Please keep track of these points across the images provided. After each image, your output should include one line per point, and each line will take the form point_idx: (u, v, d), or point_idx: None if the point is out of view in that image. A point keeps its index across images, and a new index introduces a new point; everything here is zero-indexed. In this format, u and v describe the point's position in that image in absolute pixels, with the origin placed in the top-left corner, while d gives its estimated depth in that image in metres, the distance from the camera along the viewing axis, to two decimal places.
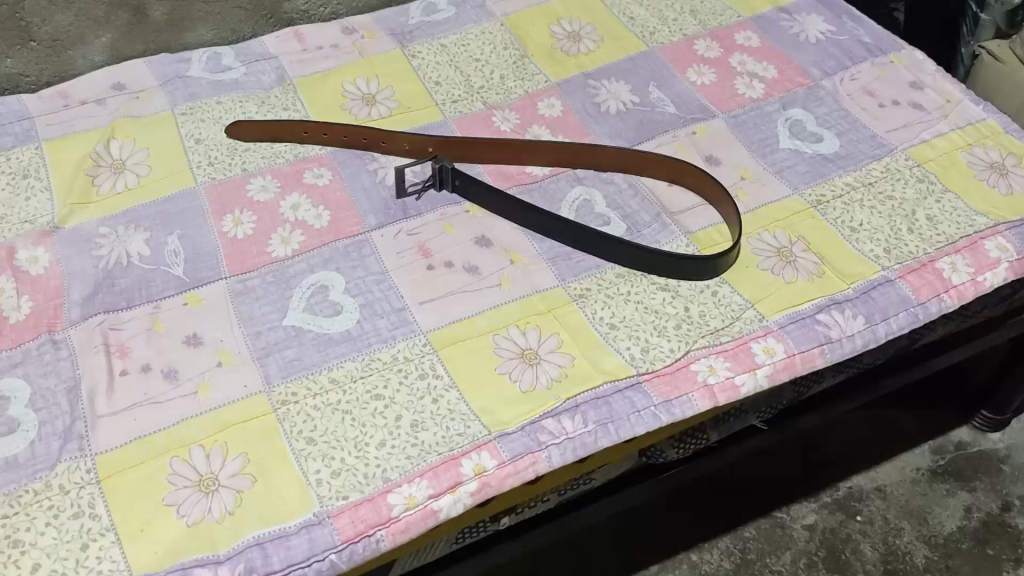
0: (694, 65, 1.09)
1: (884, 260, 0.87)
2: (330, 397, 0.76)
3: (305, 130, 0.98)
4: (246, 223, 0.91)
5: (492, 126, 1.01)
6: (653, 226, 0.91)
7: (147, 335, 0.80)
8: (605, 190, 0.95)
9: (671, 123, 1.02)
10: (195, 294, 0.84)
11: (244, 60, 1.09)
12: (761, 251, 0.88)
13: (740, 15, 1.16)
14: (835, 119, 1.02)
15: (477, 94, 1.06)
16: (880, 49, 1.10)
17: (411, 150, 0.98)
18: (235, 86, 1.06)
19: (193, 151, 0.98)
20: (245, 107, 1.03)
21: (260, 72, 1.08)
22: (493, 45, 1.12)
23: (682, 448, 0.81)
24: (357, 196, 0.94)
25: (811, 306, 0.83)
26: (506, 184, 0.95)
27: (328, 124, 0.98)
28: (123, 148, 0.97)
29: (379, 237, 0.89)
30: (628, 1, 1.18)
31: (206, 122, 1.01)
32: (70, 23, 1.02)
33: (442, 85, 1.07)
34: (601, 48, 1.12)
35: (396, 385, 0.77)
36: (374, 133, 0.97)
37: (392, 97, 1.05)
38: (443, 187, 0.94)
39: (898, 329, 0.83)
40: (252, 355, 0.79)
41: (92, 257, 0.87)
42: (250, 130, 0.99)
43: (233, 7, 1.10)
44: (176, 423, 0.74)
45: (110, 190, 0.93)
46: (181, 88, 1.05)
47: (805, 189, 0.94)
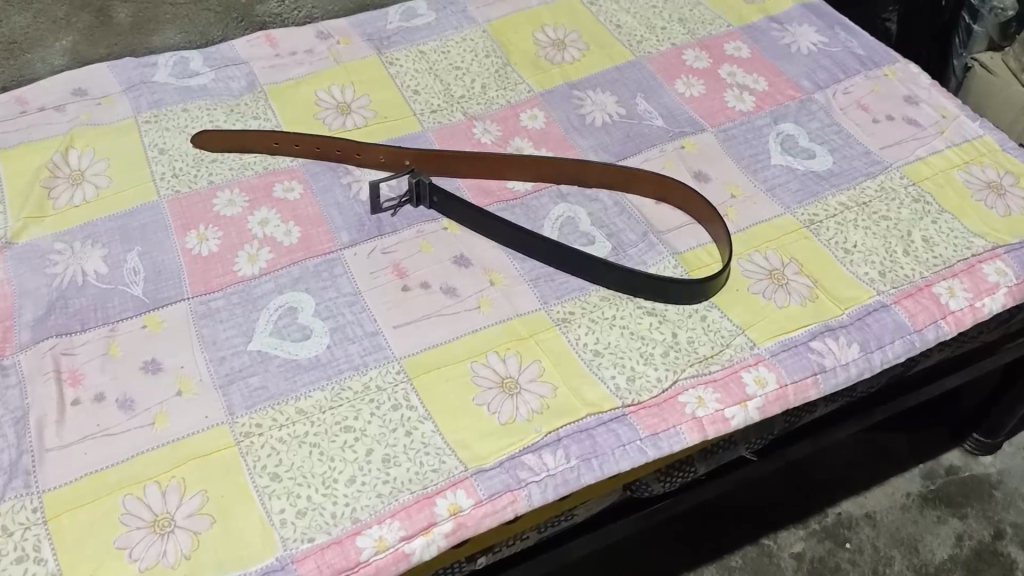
0: (683, 75, 1.05)
1: (879, 284, 0.83)
2: (297, 429, 0.72)
3: (277, 141, 0.94)
4: (210, 240, 0.86)
5: (473, 138, 0.97)
6: (639, 246, 0.87)
7: (102, 361, 0.75)
8: (590, 207, 0.91)
9: (658, 137, 0.98)
10: (155, 316, 0.79)
11: (213, 65, 1.04)
12: (752, 273, 0.84)
13: (730, 24, 1.12)
14: (828, 134, 0.98)
15: (457, 104, 1.02)
16: (874, 61, 1.07)
17: (387, 164, 0.94)
18: (203, 92, 1.01)
19: (157, 162, 0.93)
20: (213, 116, 0.98)
21: (229, 78, 1.03)
22: (474, 52, 1.07)
23: (669, 482, 0.77)
24: (329, 211, 0.89)
25: (804, 333, 0.79)
26: (486, 200, 0.91)
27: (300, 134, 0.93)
28: (82, 158, 0.92)
29: (352, 256, 0.85)
30: (614, 8, 1.14)
31: (171, 131, 0.96)
32: (27, 25, 0.97)
33: (421, 94, 1.02)
34: (586, 57, 1.08)
35: (368, 416, 0.72)
36: (349, 145, 0.93)
37: (367, 106, 1.00)
38: (420, 203, 0.90)
39: (895, 357, 0.79)
40: (215, 382, 0.75)
41: (46, 275, 0.82)
42: (218, 140, 0.94)
43: (201, 9, 1.05)
44: (131, 457, 0.69)
45: (67, 204, 0.88)
46: (146, 94, 1.00)
47: (798, 208, 0.90)
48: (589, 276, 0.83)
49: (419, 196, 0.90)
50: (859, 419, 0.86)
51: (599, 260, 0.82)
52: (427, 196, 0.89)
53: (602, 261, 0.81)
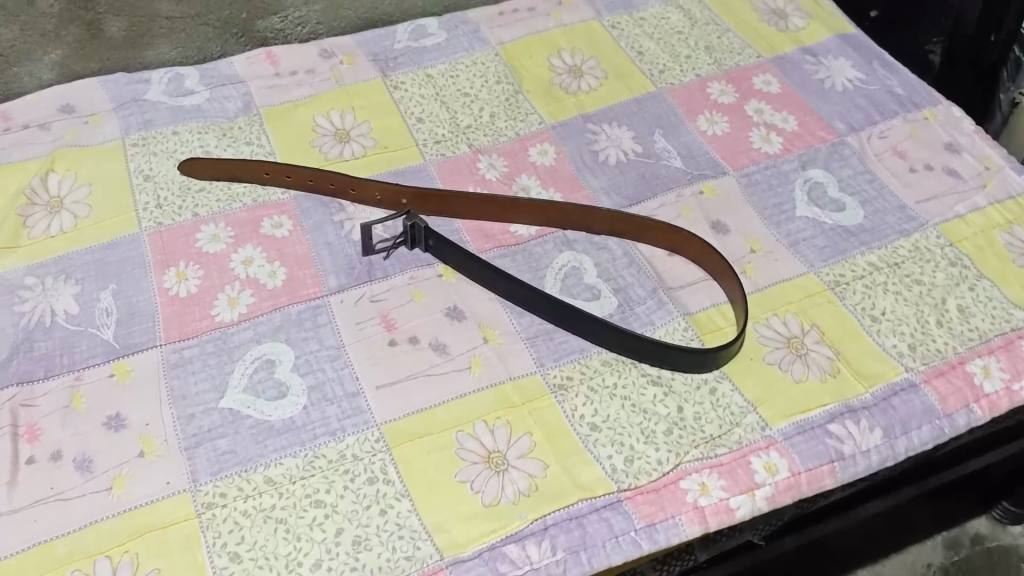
0: (706, 111, 0.98)
1: (907, 359, 0.76)
2: (264, 502, 0.66)
3: (268, 172, 0.89)
4: (190, 279, 0.81)
5: (477, 174, 0.91)
6: (648, 303, 0.80)
7: (63, 414, 0.71)
8: (598, 256, 0.84)
9: (676, 179, 0.92)
10: (123, 364, 0.74)
11: (209, 83, 0.99)
12: (769, 341, 0.77)
13: (760, 55, 1.05)
14: (860, 183, 0.91)
15: (462, 135, 0.96)
16: (914, 102, 0.99)
17: (383, 200, 0.88)
18: (196, 113, 0.96)
19: (141, 190, 0.88)
20: (204, 140, 0.93)
21: (225, 98, 0.98)
22: (485, 77, 1.01)
23: (665, 570, 0.71)
24: (318, 251, 0.84)
25: (823, 413, 0.72)
26: (485, 245, 0.85)
27: (292, 166, 0.88)
28: (63, 183, 0.87)
29: (338, 303, 0.79)
30: (637, 33, 1.07)
31: (158, 156, 0.91)
32: (14, 38, 0.92)
33: (425, 122, 0.96)
34: (603, 87, 1.01)
35: (340, 490, 0.67)
36: (343, 180, 0.87)
37: (367, 134, 0.95)
38: (415, 246, 0.84)
39: (921, 444, 0.72)
40: (181, 444, 0.69)
41: (13, 313, 0.77)
42: (207, 167, 0.89)
43: (199, 24, 0.99)
44: (84, 527, 0.64)
45: (43, 233, 0.83)
46: (136, 113, 0.95)
47: (823, 267, 0.83)
48: (592, 337, 0.77)
49: (414, 238, 0.84)
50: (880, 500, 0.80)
51: (602, 320, 0.75)
52: (422, 238, 0.83)
53: (605, 323, 0.75)
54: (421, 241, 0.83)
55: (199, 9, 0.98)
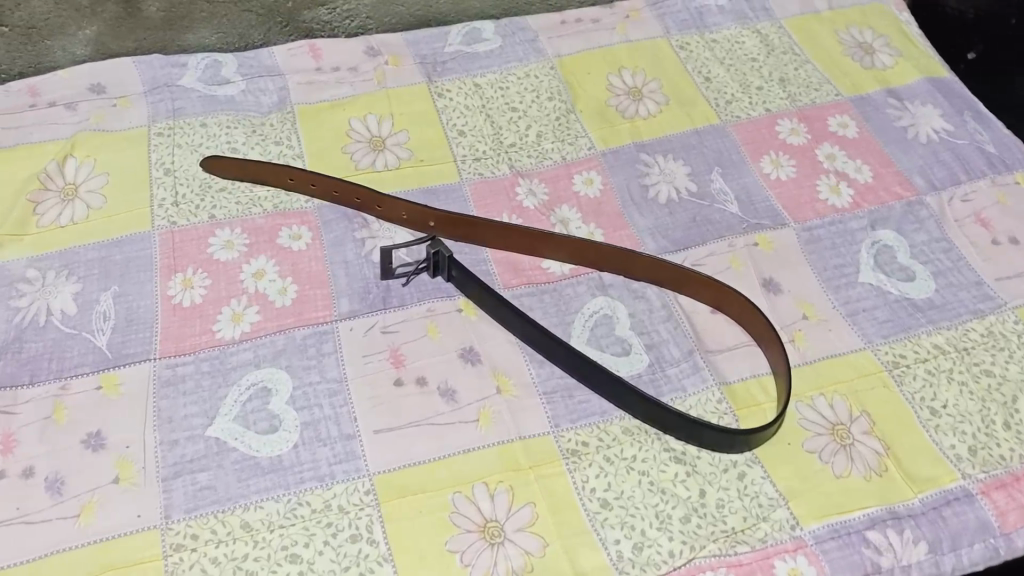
0: (772, 151, 0.90)
1: (966, 464, 0.68)
2: (237, 549, 0.61)
3: (293, 177, 0.83)
4: (196, 288, 0.76)
5: (513, 200, 0.85)
6: (681, 365, 0.73)
7: (42, 426, 0.67)
8: (633, 305, 0.77)
9: (730, 226, 0.84)
10: (112, 375, 0.70)
11: (246, 73, 0.94)
12: (811, 424, 0.70)
13: (839, 93, 0.96)
14: (934, 251, 0.82)
15: (504, 153, 0.89)
16: (1005, 163, 0.90)
17: (410, 221, 0.82)
18: (228, 105, 0.91)
19: (159, 185, 0.83)
20: (232, 136, 0.88)
21: (260, 90, 0.92)
22: (536, 92, 0.94)
23: None
24: (334, 270, 0.78)
25: (862, 517, 0.65)
26: (513, 281, 0.79)
27: (318, 174, 0.82)
28: (80, 170, 0.83)
29: (347, 332, 0.74)
30: (706, 58, 0.99)
31: (182, 148, 0.86)
32: (48, 11, 0.87)
33: (467, 136, 0.90)
34: (663, 114, 0.93)
35: (320, 546, 0.62)
36: (369, 194, 0.81)
37: (404, 144, 0.89)
38: (436, 274, 0.78)
39: (970, 565, 0.64)
40: (160, 473, 0.65)
41: (8, 308, 0.73)
42: (230, 165, 0.84)
43: (242, 10, 0.94)
44: (45, 556, 0.60)
45: (52, 223, 0.80)
46: (167, 100, 0.90)
47: (881, 344, 0.75)
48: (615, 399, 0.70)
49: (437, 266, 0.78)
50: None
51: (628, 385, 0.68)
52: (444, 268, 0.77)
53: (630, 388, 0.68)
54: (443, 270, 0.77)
55: None
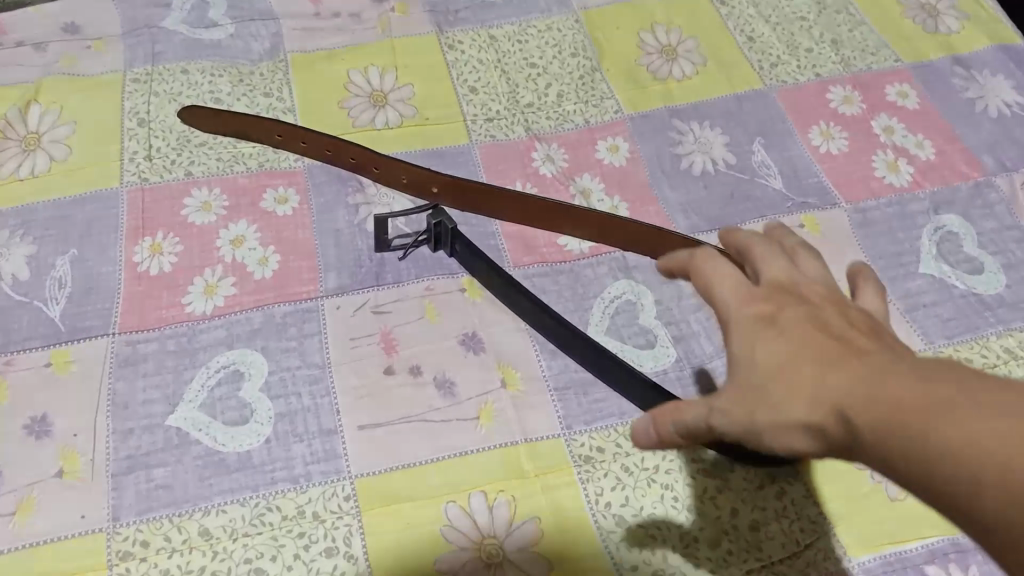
0: (822, 122, 0.80)
1: None
2: (193, 561, 0.53)
3: (277, 132, 0.73)
4: (165, 255, 0.67)
5: (528, 166, 0.75)
6: (714, 362, 0.64)
7: None
8: (660, 290, 0.68)
9: (772, 204, 0.74)
10: (64, 352, 0.61)
11: (236, 16, 0.84)
12: None
13: (898, 59, 0.85)
14: (1004, 240, 0.72)
15: (520, 114, 0.79)
16: None
17: (411, 187, 0.72)
18: (214, 50, 0.81)
19: (131, 137, 0.74)
20: (217, 85, 0.78)
21: (251, 35, 0.83)
22: (558, 47, 0.84)
23: None
24: (322, 240, 0.69)
25: (920, 549, 0.56)
26: (524, 259, 0.70)
27: (307, 132, 0.72)
28: (44, 118, 0.74)
29: (334, 311, 0.65)
30: (750, 15, 0.89)
31: (160, 97, 0.77)
32: None
33: (479, 93, 0.80)
34: (700, 76, 0.83)
35: (289, 561, 0.54)
36: (361, 153, 0.70)
37: (408, 101, 0.79)
38: (437, 248, 0.69)
39: None
40: (110, 467, 0.57)
41: None
42: (210, 117, 0.74)
43: None
44: None
45: (9, 175, 0.71)
46: (146, 43, 0.81)
47: (945, 347, 0.66)
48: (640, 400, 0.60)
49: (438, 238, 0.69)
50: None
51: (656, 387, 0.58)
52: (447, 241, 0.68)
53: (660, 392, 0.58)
54: (445, 243, 0.68)
55: None
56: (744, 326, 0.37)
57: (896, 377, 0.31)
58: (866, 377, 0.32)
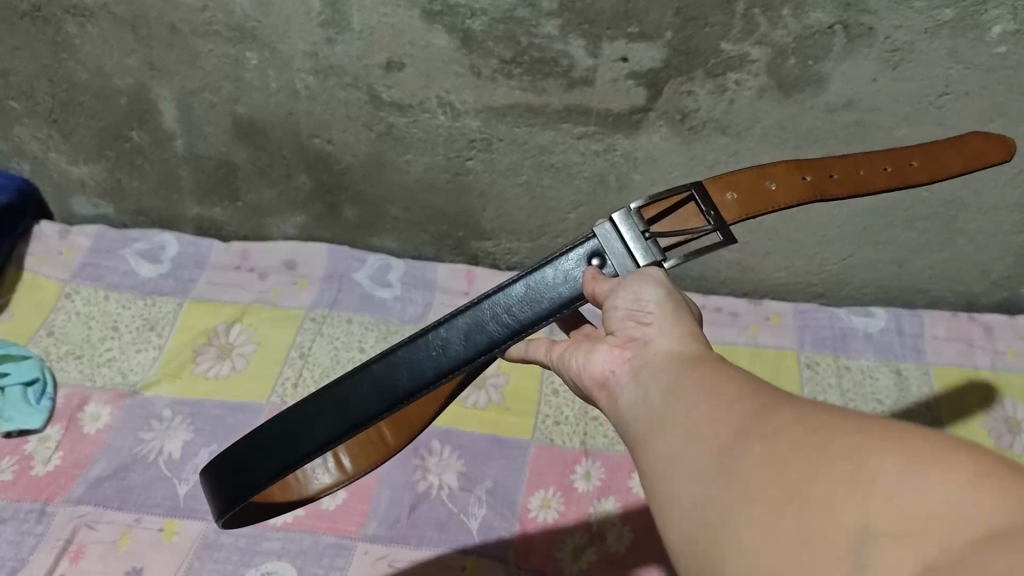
0: None
1: None
2: None
3: (887, 185, 0.65)
4: None
5: (567, 477, 0.89)
6: None
7: (108, 548, 0.82)
8: None
9: None
10: (174, 524, 0.84)
11: (406, 282, 1.09)
12: None
13: None
14: None
15: (582, 429, 0.94)
16: None
17: (800, 190, 0.64)
18: (379, 307, 1.06)
19: (290, 365, 0.99)
20: (364, 339, 1.02)
21: (410, 300, 1.07)
22: None
23: None
24: (382, 491, 0.88)
25: None
26: (517, 562, 0.82)
27: (839, 171, 0.65)
28: (239, 335, 1.02)
29: (361, 552, 0.82)
30: (829, 386, 0.97)
31: (322, 338, 1.02)
32: (272, 198, 1.08)
33: (558, 396, 0.97)
34: None
35: None
36: (758, 196, 0.63)
37: (499, 388, 0.98)
38: (636, 207, 0.59)
39: None
40: None
41: (137, 437, 0.91)
42: (978, 150, 0.69)
43: (420, 230, 1.09)
44: None
45: (202, 372, 0.98)
46: (336, 289, 1.07)
47: None
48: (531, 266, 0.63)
49: (621, 236, 0.59)
50: (338, 424, 0.56)
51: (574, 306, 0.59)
52: (642, 244, 0.59)
53: (534, 289, 0.59)
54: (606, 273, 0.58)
55: (422, 219, 1.07)
56: (657, 326, 0.47)
57: (713, 416, 0.38)
58: (689, 362, 0.43)
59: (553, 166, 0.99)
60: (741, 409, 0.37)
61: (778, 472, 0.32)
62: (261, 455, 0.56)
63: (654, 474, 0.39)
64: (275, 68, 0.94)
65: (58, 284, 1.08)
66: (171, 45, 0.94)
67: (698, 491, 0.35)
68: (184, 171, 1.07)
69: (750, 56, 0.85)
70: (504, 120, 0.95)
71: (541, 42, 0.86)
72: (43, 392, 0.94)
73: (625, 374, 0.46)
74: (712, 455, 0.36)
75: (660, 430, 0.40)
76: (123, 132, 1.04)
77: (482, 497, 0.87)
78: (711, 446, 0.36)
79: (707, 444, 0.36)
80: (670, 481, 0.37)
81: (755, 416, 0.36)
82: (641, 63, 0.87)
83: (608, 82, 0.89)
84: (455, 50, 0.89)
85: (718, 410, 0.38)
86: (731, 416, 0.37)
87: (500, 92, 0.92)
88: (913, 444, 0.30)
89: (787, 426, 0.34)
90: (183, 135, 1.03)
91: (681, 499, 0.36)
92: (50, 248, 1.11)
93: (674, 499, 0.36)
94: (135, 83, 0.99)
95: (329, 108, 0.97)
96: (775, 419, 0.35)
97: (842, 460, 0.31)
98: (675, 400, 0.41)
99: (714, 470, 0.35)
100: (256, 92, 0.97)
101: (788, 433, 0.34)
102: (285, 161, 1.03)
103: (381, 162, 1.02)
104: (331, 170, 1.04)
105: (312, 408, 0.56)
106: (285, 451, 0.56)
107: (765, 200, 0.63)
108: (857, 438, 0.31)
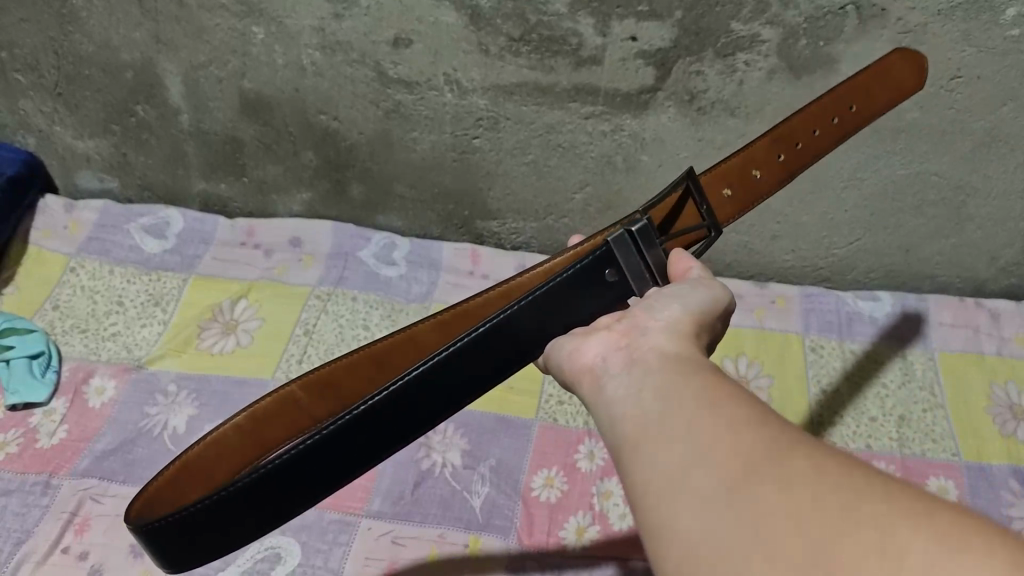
0: None
1: None
2: None
3: (840, 136, 0.70)
4: None
5: (570, 457, 0.89)
6: None
7: (113, 520, 0.82)
8: None
9: None
10: None
11: (412, 261, 1.08)
12: None
13: (958, 453, 0.89)
14: None
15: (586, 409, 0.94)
16: None
17: (778, 166, 0.68)
18: (384, 286, 1.06)
19: (295, 341, 0.99)
20: (369, 316, 1.02)
21: (415, 279, 1.07)
22: None
23: None
24: (385, 468, 0.88)
25: None
26: (522, 540, 0.81)
27: (806, 134, 0.68)
28: (244, 312, 1.02)
29: (364, 527, 0.83)
30: (833, 369, 0.97)
31: (326, 315, 1.02)
32: (278, 174, 1.08)
33: None
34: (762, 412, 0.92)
35: None
36: (750, 187, 0.67)
37: None
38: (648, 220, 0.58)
39: None
40: None
41: (142, 412, 0.91)
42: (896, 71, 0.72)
43: (426, 209, 1.09)
44: None
45: (207, 348, 0.98)
46: (340, 268, 1.07)
47: None
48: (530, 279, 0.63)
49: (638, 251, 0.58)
50: (338, 467, 0.53)
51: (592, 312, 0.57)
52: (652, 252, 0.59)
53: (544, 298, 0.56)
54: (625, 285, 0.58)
55: (429, 198, 1.07)
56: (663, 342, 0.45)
57: (718, 440, 0.35)
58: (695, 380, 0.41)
59: (560, 146, 0.98)
60: (751, 439, 0.35)
61: (794, 523, 0.30)
62: (244, 508, 0.52)
63: (648, 490, 0.36)
64: (282, 43, 0.94)
65: (63, 258, 1.08)
66: (178, 19, 0.94)
67: (701, 523, 0.33)
68: (190, 146, 1.07)
69: (761, 35, 0.84)
70: (512, 98, 0.94)
71: (550, 20, 0.86)
72: (48, 365, 0.95)
73: (624, 376, 0.45)
74: (717, 485, 0.33)
75: (658, 444, 0.38)
76: (129, 106, 1.04)
77: (486, 475, 0.87)
78: (716, 474, 0.34)
79: (712, 472, 0.34)
80: (669, 504, 0.35)
81: (765, 450, 0.34)
82: (651, 41, 0.86)
83: (617, 61, 0.88)
84: (464, 27, 0.88)
85: (726, 436, 0.35)
86: (739, 445, 0.34)
87: (508, 71, 0.91)
88: (945, 521, 0.28)
89: (803, 470, 0.32)
90: (189, 110, 1.03)
91: (680, 527, 0.34)
92: (56, 221, 1.11)
93: (672, 523, 0.34)
94: (141, 57, 0.98)
95: (336, 85, 0.97)
96: (789, 458, 0.33)
97: (869, 526, 0.29)
98: (674, 415, 0.39)
99: (719, 503, 0.33)
100: (263, 67, 0.97)
101: (804, 480, 0.31)
102: (291, 137, 1.03)
103: (388, 140, 1.01)
104: (338, 147, 1.03)
105: (306, 452, 0.52)
106: (277, 505, 0.52)
107: (755, 189, 0.68)
108: (884, 502, 0.29)
